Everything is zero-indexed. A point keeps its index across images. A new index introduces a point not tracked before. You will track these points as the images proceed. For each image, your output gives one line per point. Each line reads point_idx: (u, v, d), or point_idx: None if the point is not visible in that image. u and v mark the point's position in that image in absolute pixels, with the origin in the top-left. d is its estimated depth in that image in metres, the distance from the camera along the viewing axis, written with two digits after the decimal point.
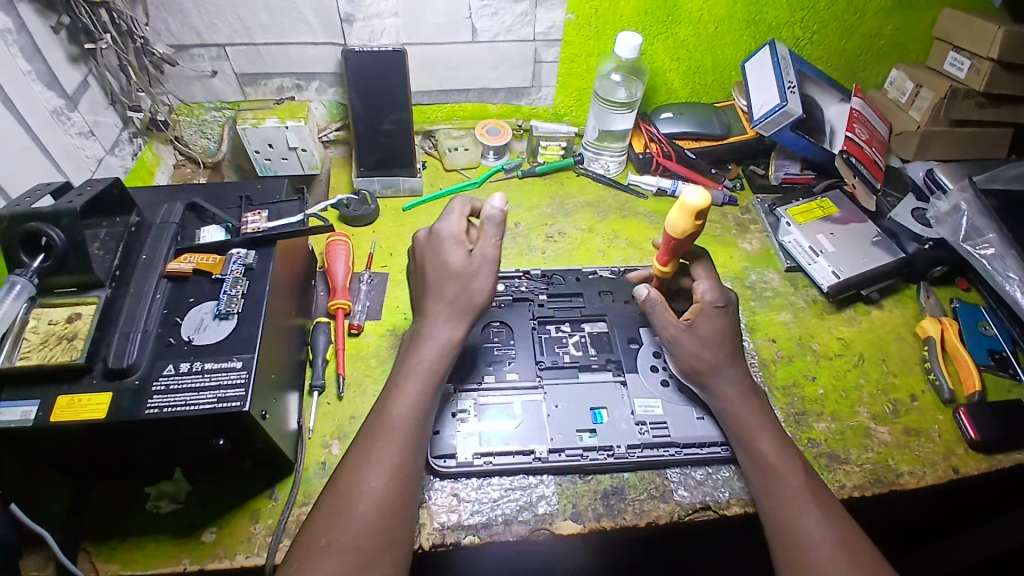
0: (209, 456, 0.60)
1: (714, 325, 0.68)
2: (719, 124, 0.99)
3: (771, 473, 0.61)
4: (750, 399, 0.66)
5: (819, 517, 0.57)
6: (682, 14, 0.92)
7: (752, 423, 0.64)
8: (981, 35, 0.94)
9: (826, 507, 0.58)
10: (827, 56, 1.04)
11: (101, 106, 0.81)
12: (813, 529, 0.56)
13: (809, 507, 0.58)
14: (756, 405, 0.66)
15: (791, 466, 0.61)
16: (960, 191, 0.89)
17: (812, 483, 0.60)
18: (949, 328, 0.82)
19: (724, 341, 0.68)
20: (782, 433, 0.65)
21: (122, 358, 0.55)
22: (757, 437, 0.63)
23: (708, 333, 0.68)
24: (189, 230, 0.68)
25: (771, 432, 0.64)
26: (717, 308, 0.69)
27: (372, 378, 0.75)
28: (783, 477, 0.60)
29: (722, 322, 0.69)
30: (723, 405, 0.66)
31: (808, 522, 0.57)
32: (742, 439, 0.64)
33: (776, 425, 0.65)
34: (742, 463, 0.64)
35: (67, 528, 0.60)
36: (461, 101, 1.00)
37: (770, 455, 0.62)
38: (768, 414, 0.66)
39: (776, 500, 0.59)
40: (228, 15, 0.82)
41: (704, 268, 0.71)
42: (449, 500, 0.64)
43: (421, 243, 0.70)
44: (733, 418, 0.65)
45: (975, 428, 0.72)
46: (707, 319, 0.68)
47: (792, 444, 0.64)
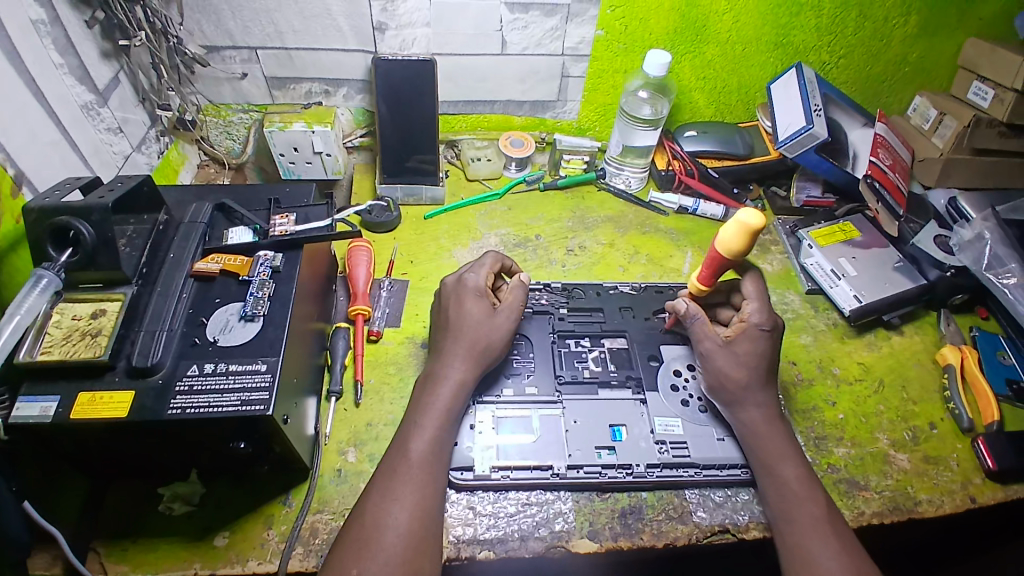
0: (228, 458, 0.60)
1: (752, 346, 0.66)
2: (742, 144, 0.99)
3: (791, 499, 0.60)
4: (775, 425, 0.64)
5: (837, 548, 0.56)
6: (710, 34, 0.93)
7: (775, 449, 0.63)
8: (1006, 65, 0.94)
9: (845, 540, 0.57)
10: (852, 81, 1.05)
11: (130, 103, 0.81)
12: (831, 560, 0.55)
13: (827, 537, 0.57)
14: (782, 431, 0.65)
15: (812, 494, 0.60)
16: (983, 219, 0.88)
17: (833, 514, 0.59)
18: (969, 356, 0.81)
19: (760, 362, 0.66)
20: (805, 460, 0.64)
21: (146, 356, 0.55)
22: (779, 462, 0.62)
23: (744, 353, 0.66)
24: (217, 231, 0.68)
25: (793, 458, 0.63)
26: (762, 331, 0.66)
27: (390, 385, 0.74)
28: (803, 505, 0.59)
29: (763, 344, 0.66)
30: (747, 428, 0.65)
31: (826, 553, 0.56)
32: (763, 463, 0.63)
33: (799, 451, 0.64)
34: (761, 487, 0.63)
35: (80, 525, 0.60)
36: (487, 112, 1.01)
37: (792, 482, 0.61)
38: (792, 441, 0.65)
39: (794, 528, 0.58)
40: (261, 18, 0.83)
41: (754, 287, 0.68)
42: (465, 513, 0.63)
43: (447, 288, 0.71)
44: (755, 442, 0.64)
45: (994, 458, 0.71)
46: (747, 338, 0.66)
47: (814, 471, 0.63)
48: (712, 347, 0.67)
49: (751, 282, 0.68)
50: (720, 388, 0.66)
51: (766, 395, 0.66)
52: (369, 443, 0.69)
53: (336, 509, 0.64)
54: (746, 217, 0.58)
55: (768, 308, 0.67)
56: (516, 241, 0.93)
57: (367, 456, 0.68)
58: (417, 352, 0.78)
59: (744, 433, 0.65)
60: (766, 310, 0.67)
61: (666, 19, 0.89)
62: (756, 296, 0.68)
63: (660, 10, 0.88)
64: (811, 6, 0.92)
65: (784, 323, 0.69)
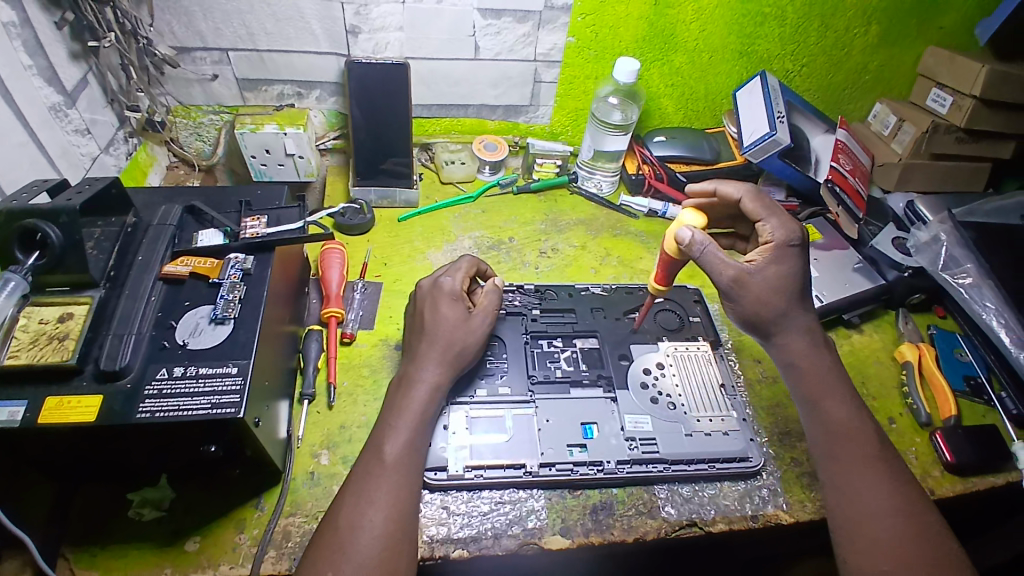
0: (199, 462, 0.59)
1: (780, 267, 0.65)
2: (709, 150, 1.01)
3: (840, 437, 0.62)
4: (820, 356, 0.67)
5: (886, 486, 0.59)
6: (678, 43, 0.95)
7: (822, 386, 0.65)
8: (966, 72, 0.99)
9: (895, 478, 0.59)
10: (815, 88, 1.09)
11: (98, 104, 0.80)
12: (877, 499, 0.58)
13: (876, 476, 0.59)
14: (827, 363, 0.67)
15: (862, 431, 0.62)
16: (940, 222, 0.93)
17: (885, 452, 0.61)
18: (926, 353, 0.85)
19: (789, 286, 0.65)
20: (856, 396, 0.66)
21: (115, 360, 0.54)
22: (826, 400, 0.65)
23: (772, 278, 0.65)
24: (186, 233, 0.68)
25: (843, 397, 0.65)
26: (791, 247, 0.66)
27: (363, 388, 0.74)
28: (852, 443, 0.62)
29: (788, 266, 0.65)
30: (795, 363, 0.67)
31: (873, 491, 0.58)
32: (810, 399, 0.65)
33: (848, 387, 0.66)
34: (809, 423, 0.65)
35: (49, 530, 0.59)
36: (460, 116, 1.01)
37: (842, 420, 0.63)
38: (841, 374, 0.67)
39: (842, 464, 0.61)
40: (234, 20, 0.83)
41: (758, 206, 0.70)
42: (438, 513, 0.64)
43: (422, 291, 0.71)
44: (805, 377, 0.66)
45: (951, 451, 0.74)
46: (775, 260, 0.65)
47: (865, 407, 0.65)
48: (738, 273, 0.64)
49: (753, 204, 0.70)
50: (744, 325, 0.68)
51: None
52: (342, 445, 0.69)
53: (309, 512, 0.64)
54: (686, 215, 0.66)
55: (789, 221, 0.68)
56: (490, 243, 0.94)
57: (341, 458, 0.68)
58: (391, 354, 0.78)
59: (790, 365, 0.67)
60: (786, 224, 0.68)
61: (635, 28, 0.91)
62: (772, 214, 0.69)
63: (629, 18, 0.90)
64: (774, 16, 0.95)
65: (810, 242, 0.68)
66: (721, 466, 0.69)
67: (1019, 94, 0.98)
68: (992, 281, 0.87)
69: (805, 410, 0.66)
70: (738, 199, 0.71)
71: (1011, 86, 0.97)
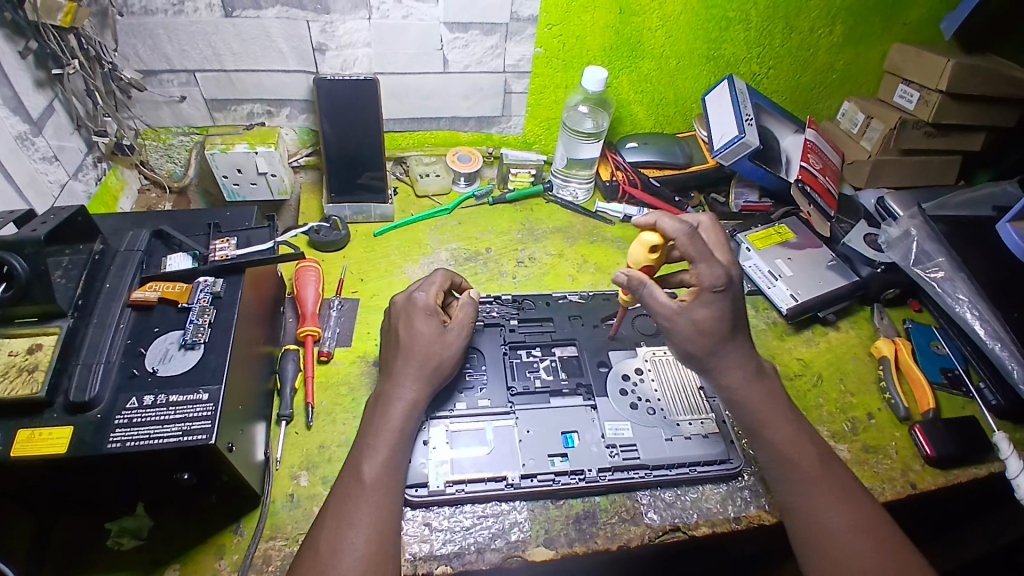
0: (175, 490, 0.59)
1: (709, 311, 0.65)
2: (681, 155, 1.03)
3: (788, 462, 0.63)
4: (756, 384, 0.67)
5: (841, 503, 0.60)
6: (645, 50, 0.96)
7: (762, 412, 0.66)
8: (931, 68, 1.00)
9: (847, 494, 0.60)
10: (783, 90, 1.11)
11: (66, 131, 0.79)
12: (836, 519, 0.59)
13: (829, 495, 0.60)
14: (764, 389, 0.67)
15: (807, 453, 0.63)
16: (910, 218, 0.94)
17: (831, 470, 0.62)
18: (902, 348, 0.86)
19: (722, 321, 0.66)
20: (794, 416, 0.67)
21: (84, 391, 0.54)
22: (767, 426, 0.65)
23: (705, 320, 0.66)
24: (155, 258, 0.67)
25: (781, 419, 0.66)
26: (715, 293, 0.65)
27: (342, 407, 0.74)
28: (800, 466, 0.63)
29: (719, 306, 0.66)
30: (730, 391, 0.67)
31: (830, 511, 0.59)
32: (754, 427, 0.66)
33: (784, 407, 0.67)
34: (755, 451, 0.66)
35: (28, 560, 0.58)
36: (433, 129, 1.01)
37: (784, 445, 0.64)
38: (775, 394, 0.67)
39: (796, 489, 0.62)
40: (199, 42, 0.82)
41: (694, 247, 0.65)
42: (421, 530, 0.64)
43: (397, 306, 0.71)
44: (743, 406, 0.66)
45: (931, 445, 0.75)
46: (706, 304, 0.65)
47: (803, 426, 0.66)
48: (669, 314, 0.67)
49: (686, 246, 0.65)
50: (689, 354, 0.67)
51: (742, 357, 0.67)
52: (322, 466, 0.68)
53: (290, 535, 0.63)
54: (644, 234, 0.67)
55: (716, 265, 0.65)
56: (467, 255, 0.94)
57: (320, 479, 0.67)
58: (369, 371, 0.78)
59: (729, 397, 0.67)
60: (714, 270, 0.65)
61: (601, 37, 0.92)
62: (703, 257, 0.65)
63: (595, 28, 0.91)
64: (739, 21, 0.96)
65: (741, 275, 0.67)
66: (702, 469, 0.69)
67: (984, 87, 1.00)
68: (964, 274, 0.87)
69: (749, 438, 0.67)
70: (672, 237, 0.66)
71: (976, 80, 0.98)
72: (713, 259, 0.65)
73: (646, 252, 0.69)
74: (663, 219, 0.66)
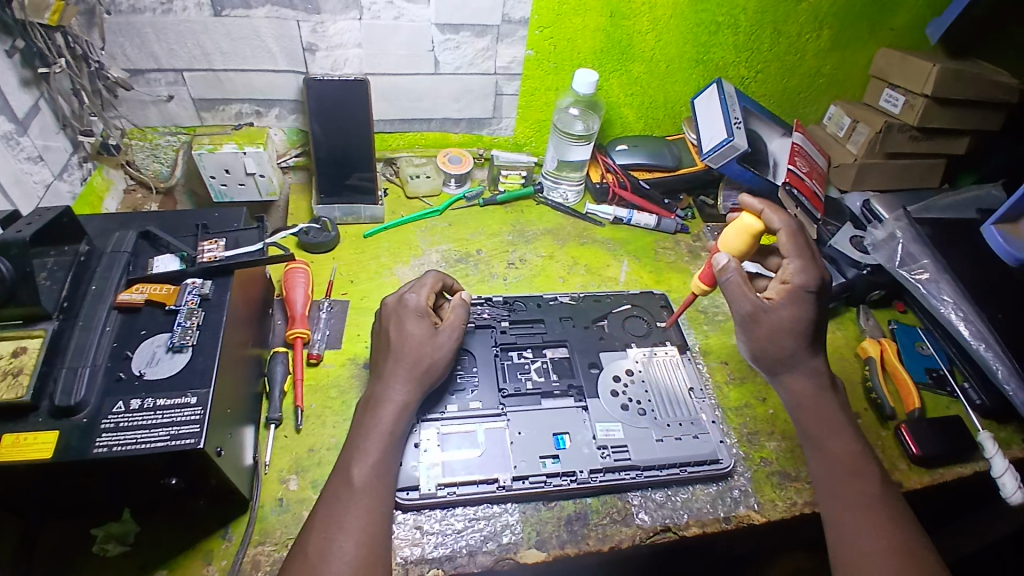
0: (163, 495, 0.58)
1: (796, 311, 0.67)
2: (670, 156, 1.04)
3: (843, 474, 0.64)
4: (827, 397, 0.69)
5: (885, 521, 0.60)
6: (635, 53, 0.97)
7: (827, 424, 0.67)
8: (918, 72, 1.01)
9: (893, 513, 0.61)
10: (771, 93, 1.12)
11: (51, 130, 0.77)
12: (876, 534, 0.59)
13: (874, 511, 0.60)
14: (835, 404, 0.69)
15: (865, 469, 0.64)
16: (896, 220, 0.95)
17: (885, 489, 0.62)
18: (888, 349, 0.87)
19: (805, 328, 0.68)
20: (861, 436, 0.67)
21: (69, 395, 0.53)
22: (830, 438, 0.67)
23: (787, 319, 0.68)
24: (142, 260, 0.66)
25: (848, 436, 0.67)
26: (807, 293, 0.67)
27: (332, 409, 0.73)
28: (854, 479, 0.63)
29: (807, 309, 0.67)
30: (798, 398, 0.69)
31: (872, 526, 0.59)
32: (815, 438, 0.67)
33: (852, 427, 0.68)
34: (814, 463, 0.67)
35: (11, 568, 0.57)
36: (423, 130, 1.01)
37: (845, 459, 0.65)
38: (844, 412, 0.69)
39: (842, 502, 0.62)
40: (187, 41, 0.81)
41: (794, 245, 0.69)
42: (412, 534, 0.63)
43: (388, 308, 0.71)
44: (809, 417, 0.68)
45: (917, 444, 0.76)
46: (792, 303, 0.68)
47: (869, 446, 0.66)
48: (755, 308, 0.68)
49: (786, 241, 0.69)
50: (764, 355, 0.70)
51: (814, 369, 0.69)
52: (311, 469, 0.68)
53: (280, 539, 0.62)
54: (747, 218, 0.68)
55: (811, 265, 0.68)
56: (458, 256, 0.94)
57: (310, 483, 0.67)
58: (359, 373, 0.77)
59: (798, 406, 0.69)
60: (807, 268, 0.68)
61: (592, 39, 0.93)
62: (798, 255, 0.69)
63: (585, 31, 0.91)
64: (728, 25, 0.97)
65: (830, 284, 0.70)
66: (692, 470, 0.70)
67: (969, 91, 1.02)
68: (948, 276, 0.88)
69: (810, 451, 0.68)
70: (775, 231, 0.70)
71: (961, 85, 1.00)
72: (808, 259, 0.68)
73: (744, 241, 0.69)
74: (771, 210, 0.69)
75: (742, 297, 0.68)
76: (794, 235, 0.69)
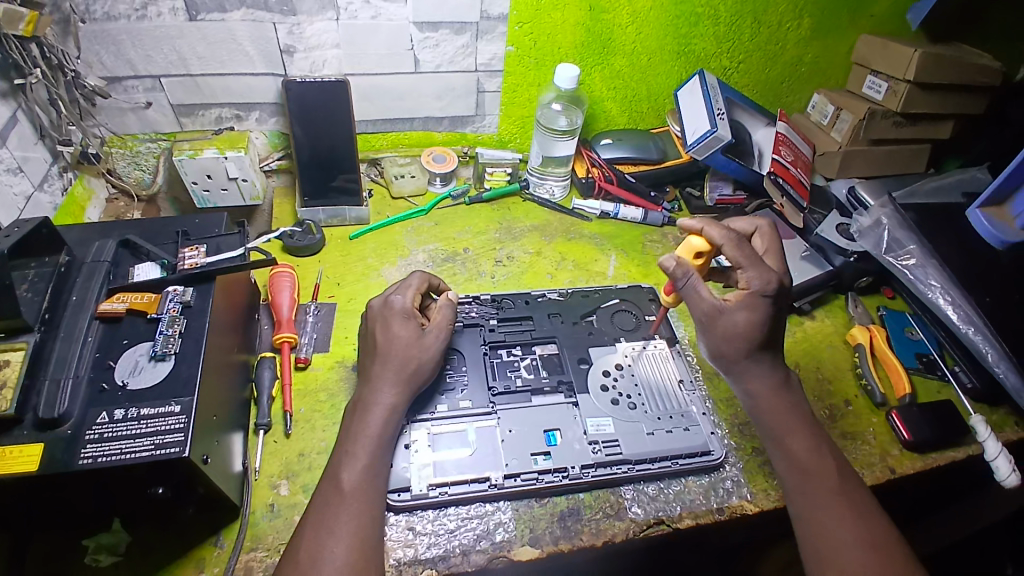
0: (151, 505, 0.57)
1: (751, 315, 0.66)
2: (655, 150, 1.04)
3: (805, 473, 0.64)
4: (781, 395, 0.68)
5: (850, 517, 0.60)
6: (617, 46, 0.97)
7: (784, 422, 0.67)
8: (898, 58, 1.01)
9: (858, 509, 0.61)
10: (754, 83, 1.12)
11: (29, 141, 0.76)
12: (842, 532, 0.59)
13: (840, 508, 0.61)
14: (790, 401, 0.68)
15: (825, 465, 0.64)
16: (881, 206, 0.94)
17: (846, 485, 0.63)
18: (877, 335, 0.87)
19: (760, 331, 0.66)
20: (818, 430, 0.67)
21: (53, 407, 0.52)
22: (789, 437, 0.66)
23: (743, 324, 0.66)
24: (121, 268, 0.65)
25: (803, 431, 0.67)
26: (765, 298, 0.65)
27: (321, 413, 0.73)
28: (816, 477, 0.63)
29: (763, 312, 0.66)
30: (751, 400, 0.69)
31: (838, 524, 0.60)
32: (775, 436, 0.67)
33: (808, 421, 0.68)
34: (776, 461, 0.67)
35: None
36: (406, 130, 1.01)
37: (804, 456, 0.65)
38: (800, 410, 0.68)
39: (808, 501, 0.62)
40: (164, 46, 0.80)
41: (744, 255, 0.66)
42: (405, 535, 0.63)
43: (374, 310, 0.70)
44: (764, 415, 0.68)
45: (908, 429, 0.76)
46: (749, 307, 0.66)
47: (826, 440, 0.67)
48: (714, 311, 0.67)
49: (733, 253, 0.66)
50: (720, 355, 0.69)
51: (771, 366, 0.68)
52: (302, 474, 0.67)
53: (271, 545, 0.62)
54: (690, 236, 0.67)
55: (764, 271, 0.66)
56: (444, 255, 0.94)
57: (301, 487, 0.66)
58: (348, 376, 0.77)
59: (754, 405, 0.69)
60: (764, 275, 0.65)
61: (573, 34, 0.92)
62: (751, 262, 0.66)
63: (566, 25, 0.91)
64: (708, 16, 0.97)
65: (789, 284, 0.67)
66: (683, 462, 0.70)
67: (950, 76, 1.02)
68: (935, 261, 0.88)
69: (771, 448, 0.68)
70: (720, 245, 0.67)
71: (942, 69, 1.00)
72: (764, 265, 0.66)
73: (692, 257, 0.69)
74: (711, 226, 0.67)
75: (699, 299, 0.67)
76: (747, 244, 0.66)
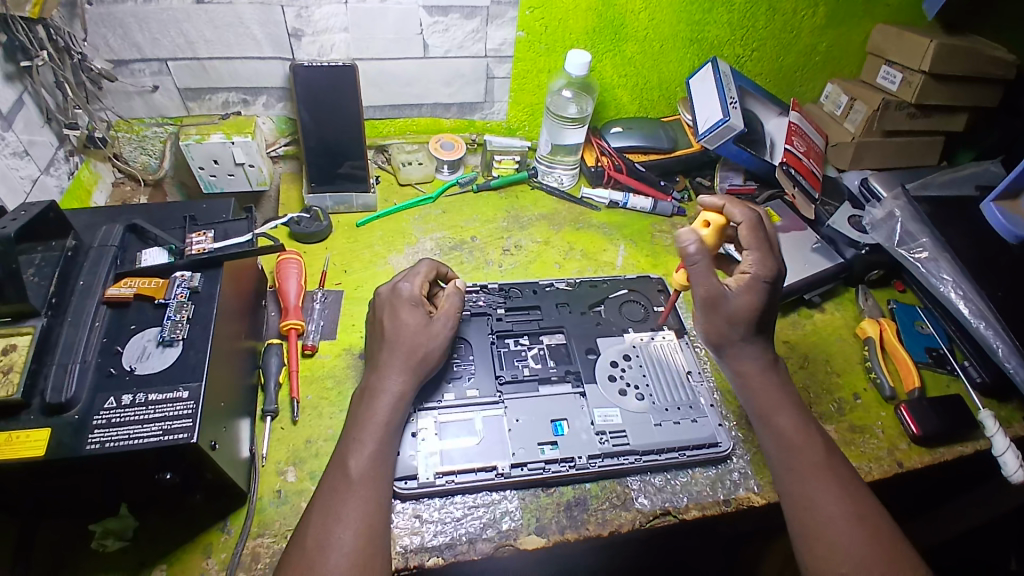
0: (158, 490, 0.57)
1: (750, 298, 0.67)
2: (665, 138, 1.02)
3: (792, 449, 0.64)
4: (769, 375, 0.68)
5: (837, 492, 0.60)
6: (629, 32, 0.95)
7: (771, 399, 0.67)
8: (915, 48, 0.99)
9: (844, 484, 0.60)
10: (767, 72, 1.10)
11: (35, 124, 0.76)
12: (830, 506, 0.59)
13: (828, 484, 0.60)
14: (776, 384, 0.68)
15: (811, 441, 0.64)
16: (894, 198, 0.94)
17: (832, 460, 0.63)
18: (887, 328, 0.87)
19: (757, 315, 0.67)
20: (804, 408, 0.67)
21: (60, 392, 0.52)
22: (776, 413, 0.66)
23: (742, 306, 0.67)
24: (130, 254, 0.65)
25: (790, 408, 0.67)
26: (764, 283, 0.66)
27: (328, 400, 0.73)
28: (803, 453, 0.63)
29: (762, 297, 0.67)
30: (740, 379, 0.69)
31: (826, 500, 0.59)
32: (762, 414, 0.67)
33: (794, 399, 0.68)
34: (761, 437, 0.67)
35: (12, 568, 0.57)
36: (415, 116, 1.00)
37: (790, 432, 0.65)
38: (787, 390, 0.68)
39: (795, 477, 0.62)
40: (170, 30, 0.80)
41: (755, 237, 0.67)
42: (411, 523, 0.63)
43: (381, 297, 0.70)
44: (755, 394, 0.68)
45: (917, 423, 0.76)
46: (747, 290, 0.67)
47: (811, 417, 0.66)
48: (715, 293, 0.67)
49: (748, 233, 0.68)
50: (714, 336, 0.69)
51: (759, 350, 0.69)
52: (309, 461, 0.67)
53: (278, 531, 0.62)
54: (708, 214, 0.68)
55: (770, 257, 0.67)
56: (451, 244, 0.93)
57: (308, 474, 0.66)
58: (355, 364, 0.77)
59: (741, 384, 0.69)
60: (767, 259, 0.67)
61: (585, 19, 0.91)
62: (759, 245, 0.67)
63: (578, 10, 0.89)
64: (722, 3, 0.95)
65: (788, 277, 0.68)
66: (691, 453, 0.69)
67: (966, 67, 1.00)
68: (948, 254, 0.87)
69: (758, 424, 0.68)
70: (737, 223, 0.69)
71: (958, 59, 0.98)
72: (769, 250, 0.67)
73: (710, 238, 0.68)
74: (733, 205, 0.69)
75: (704, 280, 0.66)
76: (761, 225, 0.68)
